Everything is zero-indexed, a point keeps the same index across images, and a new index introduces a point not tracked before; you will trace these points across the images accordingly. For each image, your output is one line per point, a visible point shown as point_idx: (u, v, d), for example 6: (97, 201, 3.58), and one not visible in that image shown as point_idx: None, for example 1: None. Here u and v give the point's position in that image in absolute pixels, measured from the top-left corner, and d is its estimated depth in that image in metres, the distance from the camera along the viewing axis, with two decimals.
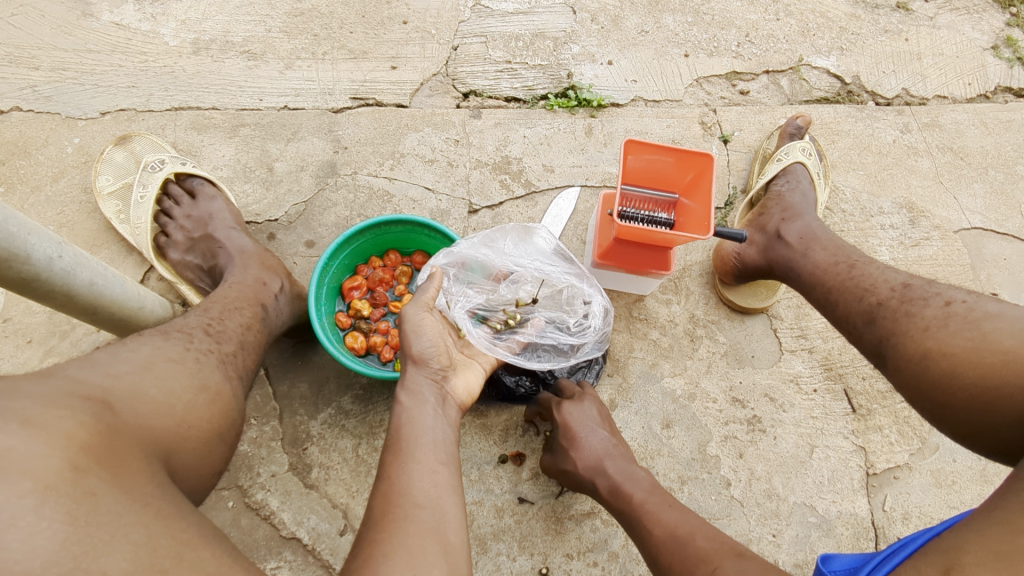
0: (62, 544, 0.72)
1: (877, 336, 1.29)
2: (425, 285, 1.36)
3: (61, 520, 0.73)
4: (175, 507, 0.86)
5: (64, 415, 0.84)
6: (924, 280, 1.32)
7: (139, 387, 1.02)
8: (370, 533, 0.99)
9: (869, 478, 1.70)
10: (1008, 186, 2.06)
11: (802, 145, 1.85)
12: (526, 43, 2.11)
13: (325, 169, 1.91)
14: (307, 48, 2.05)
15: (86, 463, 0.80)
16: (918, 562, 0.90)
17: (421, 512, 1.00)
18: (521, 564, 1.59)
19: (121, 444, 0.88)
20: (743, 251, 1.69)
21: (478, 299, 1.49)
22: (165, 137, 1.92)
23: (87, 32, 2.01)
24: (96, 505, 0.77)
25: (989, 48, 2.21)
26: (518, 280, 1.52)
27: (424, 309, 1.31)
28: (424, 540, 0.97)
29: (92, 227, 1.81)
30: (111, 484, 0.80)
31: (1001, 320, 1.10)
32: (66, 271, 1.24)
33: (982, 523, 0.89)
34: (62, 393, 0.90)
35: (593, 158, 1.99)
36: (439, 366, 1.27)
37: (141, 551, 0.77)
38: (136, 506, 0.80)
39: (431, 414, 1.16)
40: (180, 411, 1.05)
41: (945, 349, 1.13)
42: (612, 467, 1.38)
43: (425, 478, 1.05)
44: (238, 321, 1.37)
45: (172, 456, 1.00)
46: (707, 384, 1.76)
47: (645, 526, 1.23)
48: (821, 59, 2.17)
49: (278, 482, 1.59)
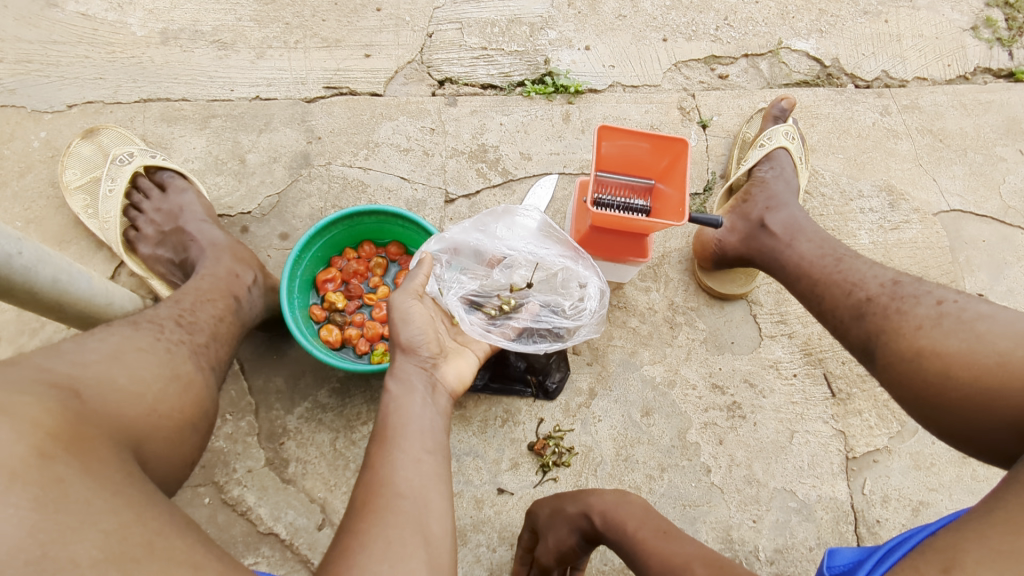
0: (29, 531, 0.70)
1: (865, 331, 1.28)
2: (414, 271, 1.32)
3: (28, 507, 0.71)
4: (146, 495, 0.83)
5: (30, 401, 0.82)
6: (913, 277, 1.31)
7: (107, 375, 1.00)
8: (350, 523, 0.97)
9: (849, 462, 1.71)
10: (987, 167, 2.05)
11: (784, 129, 1.82)
12: (502, 29, 2.08)
13: (298, 160, 1.89)
14: (279, 37, 2.02)
15: (53, 449, 0.78)
16: (917, 561, 0.89)
17: (403, 502, 0.99)
18: (501, 554, 1.58)
19: (90, 432, 0.85)
20: (723, 238, 1.67)
21: (472, 285, 1.46)
22: (134, 130, 1.89)
23: (52, 23, 1.97)
24: (64, 492, 0.74)
25: (969, 28, 2.20)
26: (512, 264, 1.50)
27: (412, 297, 1.28)
28: (405, 531, 0.95)
29: (61, 223, 1.78)
30: (80, 470, 0.78)
31: (994, 321, 1.10)
32: (27, 267, 1.21)
33: (981, 523, 0.89)
34: (28, 380, 0.87)
35: (571, 145, 1.96)
36: (429, 353, 1.24)
37: (111, 538, 0.74)
38: (107, 493, 0.78)
39: (419, 403, 1.13)
40: (151, 401, 1.03)
41: (940, 349, 1.11)
42: (597, 500, 1.34)
43: (410, 468, 1.03)
44: (211, 313, 1.35)
45: (142, 446, 0.97)
46: (687, 370, 1.76)
47: (643, 558, 1.18)
48: (800, 42, 2.15)
49: (254, 478, 1.58)
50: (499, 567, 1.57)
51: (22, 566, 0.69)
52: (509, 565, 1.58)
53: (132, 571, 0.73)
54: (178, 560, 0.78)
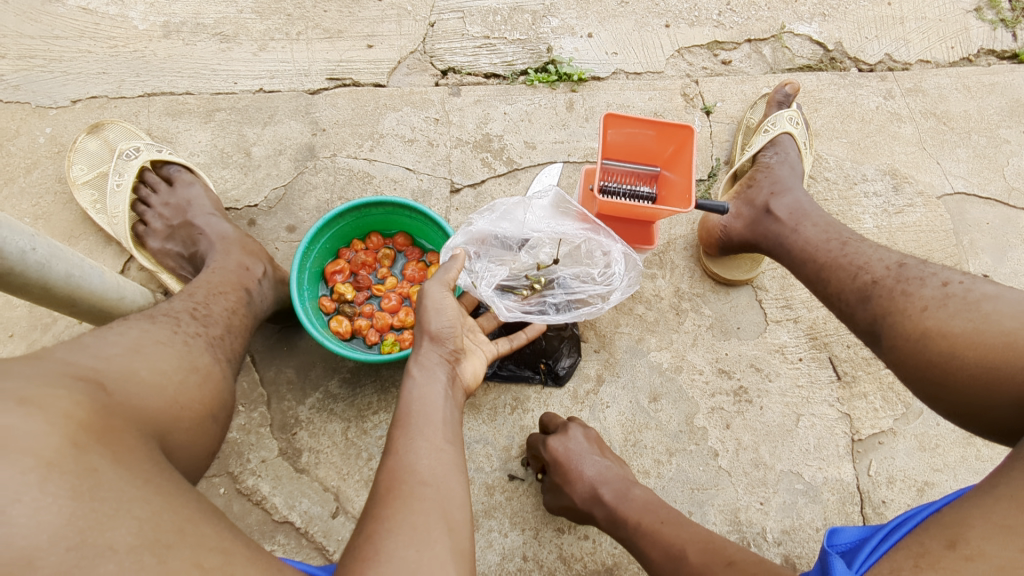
0: (68, 519, 0.71)
1: (871, 314, 1.29)
2: (449, 264, 1.33)
3: (66, 496, 0.72)
4: (174, 484, 0.85)
5: (60, 394, 0.83)
6: (919, 259, 1.31)
7: (129, 368, 1.01)
8: (374, 508, 0.99)
9: (854, 444, 1.73)
10: (991, 150, 2.05)
11: (788, 114, 1.82)
12: (504, 18, 2.08)
13: (303, 152, 1.89)
14: (281, 28, 2.01)
15: (85, 440, 0.79)
16: (922, 537, 0.91)
17: (426, 489, 1.00)
18: (513, 539, 1.61)
19: (117, 424, 0.87)
20: (728, 224, 1.68)
21: (500, 271, 1.49)
22: (139, 124, 1.89)
23: (52, 17, 1.96)
24: (98, 481, 0.76)
25: (972, 10, 2.19)
26: (535, 244, 1.51)
27: (446, 288, 1.29)
28: (429, 516, 0.97)
29: (69, 218, 1.79)
30: (111, 460, 0.79)
31: (999, 301, 1.10)
32: (41, 262, 1.22)
33: (985, 499, 0.90)
34: (55, 373, 0.89)
35: (575, 133, 1.97)
36: (453, 346, 1.26)
37: (145, 526, 0.76)
38: (138, 482, 0.80)
39: (440, 394, 1.16)
40: (172, 392, 1.04)
41: (946, 330, 1.12)
42: (608, 492, 1.36)
43: (431, 457, 1.05)
44: (224, 306, 1.36)
45: (167, 436, 0.99)
46: (693, 356, 1.77)
47: (644, 549, 1.22)
48: (803, 26, 2.15)
49: (268, 468, 1.60)
50: (510, 552, 1.60)
51: (63, 553, 0.70)
52: (520, 549, 1.60)
53: (167, 557, 0.75)
54: (208, 546, 0.80)
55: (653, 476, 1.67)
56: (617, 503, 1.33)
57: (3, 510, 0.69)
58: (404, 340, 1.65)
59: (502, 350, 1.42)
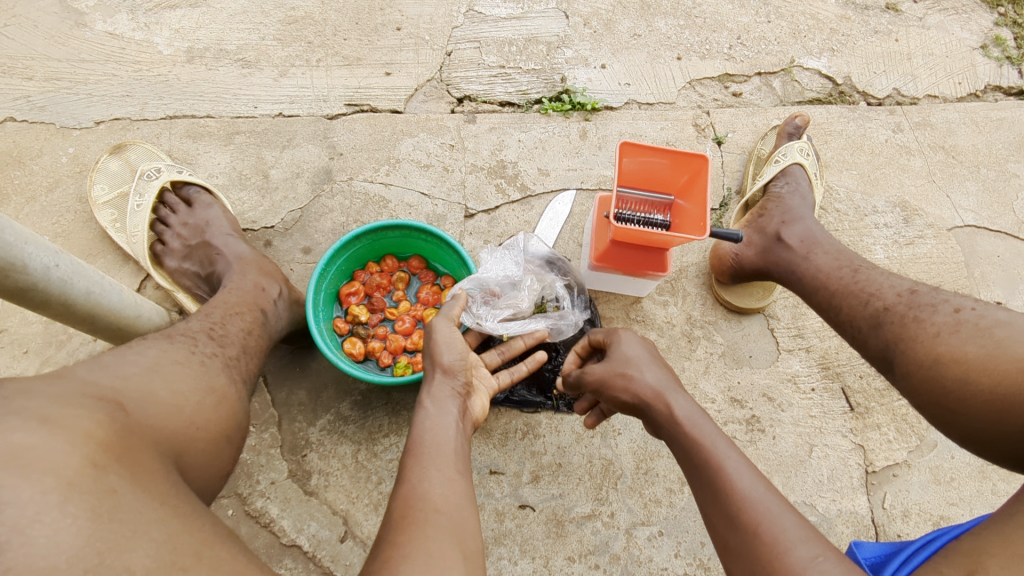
0: (86, 540, 0.71)
1: (883, 341, 1.29)
2: (451, 304, 1.40)
3: (85, 517, 0.72)
4: (190, 505, 0.85)
5: (81, 414, 0.84)
6: (930, 287, 1.31)
7: (148, 388, 1.02)
8: (389, 535, 0.97)
9: (869, 476, 1.71)
10: (1000, 183, 2.07)
11: (799, 145, 1.84)
12: (519, 48, 2.12)
13: (320, 176, 1.92)
14: (301, 55, 2.06)
15: (105, 460, 0.79)
16: (940, 565, 0.90)
17: (440, 517, 0.99)
18: (522, 568, 1.58)
19: (136, 443, 0.88)
20: (740, 253, 1.69)
21: (503, 310, 1.52)
22: (160, 146, 1.93)
23: (80, 41, 2.01)
24: (117, 502, 0.76)
25: (978, 47, 2.23)
26: (519, 285, 1.56)
27: (452, 323, 1.34)
28: (444, 543, 0.95)
29: (88, 236, 1.81)
30: (130, 481, 0.80)
31: (1013, 327, 1.10)
32: (62, 280, 1.23)
33: (1003, 527, 0.90)
34: (76, 393, 0.89)
35: (588, 161, 1.99)
36: (464, 380, 1.27)
37: (162, 548, 0.76)
38: (155, 503, 0.80)
39: (451, 425, 1.16)
40: (189, 413, 1.05)
41: (958, 356, 1.12)
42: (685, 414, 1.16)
43: (443, 486, 1.04)
44: (240, 326, 1.36)
45: (182, 457, 0.99)
46: (705, 384, 1.77)
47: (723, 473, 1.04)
48: (812, 60, 2.19)
49: (277, 490, 1.59)
50: None
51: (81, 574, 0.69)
52: None
53: None
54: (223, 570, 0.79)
55: (665, 505, 1.65)
56: (684, 421, 1.15)
57: (22, 530, 0.69)
58: (416, 363, 1.65)
59: (503, 384, 1.43)
